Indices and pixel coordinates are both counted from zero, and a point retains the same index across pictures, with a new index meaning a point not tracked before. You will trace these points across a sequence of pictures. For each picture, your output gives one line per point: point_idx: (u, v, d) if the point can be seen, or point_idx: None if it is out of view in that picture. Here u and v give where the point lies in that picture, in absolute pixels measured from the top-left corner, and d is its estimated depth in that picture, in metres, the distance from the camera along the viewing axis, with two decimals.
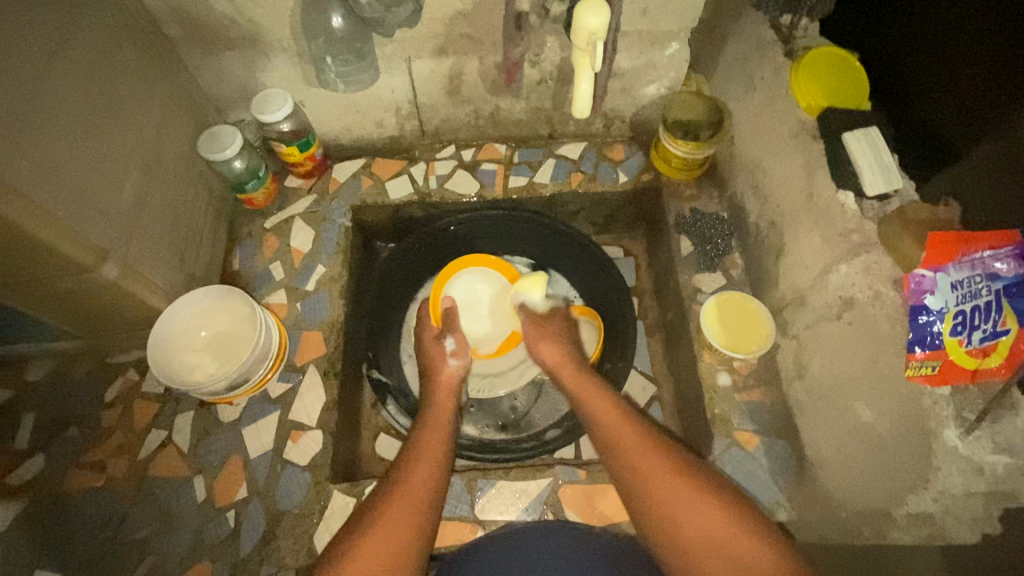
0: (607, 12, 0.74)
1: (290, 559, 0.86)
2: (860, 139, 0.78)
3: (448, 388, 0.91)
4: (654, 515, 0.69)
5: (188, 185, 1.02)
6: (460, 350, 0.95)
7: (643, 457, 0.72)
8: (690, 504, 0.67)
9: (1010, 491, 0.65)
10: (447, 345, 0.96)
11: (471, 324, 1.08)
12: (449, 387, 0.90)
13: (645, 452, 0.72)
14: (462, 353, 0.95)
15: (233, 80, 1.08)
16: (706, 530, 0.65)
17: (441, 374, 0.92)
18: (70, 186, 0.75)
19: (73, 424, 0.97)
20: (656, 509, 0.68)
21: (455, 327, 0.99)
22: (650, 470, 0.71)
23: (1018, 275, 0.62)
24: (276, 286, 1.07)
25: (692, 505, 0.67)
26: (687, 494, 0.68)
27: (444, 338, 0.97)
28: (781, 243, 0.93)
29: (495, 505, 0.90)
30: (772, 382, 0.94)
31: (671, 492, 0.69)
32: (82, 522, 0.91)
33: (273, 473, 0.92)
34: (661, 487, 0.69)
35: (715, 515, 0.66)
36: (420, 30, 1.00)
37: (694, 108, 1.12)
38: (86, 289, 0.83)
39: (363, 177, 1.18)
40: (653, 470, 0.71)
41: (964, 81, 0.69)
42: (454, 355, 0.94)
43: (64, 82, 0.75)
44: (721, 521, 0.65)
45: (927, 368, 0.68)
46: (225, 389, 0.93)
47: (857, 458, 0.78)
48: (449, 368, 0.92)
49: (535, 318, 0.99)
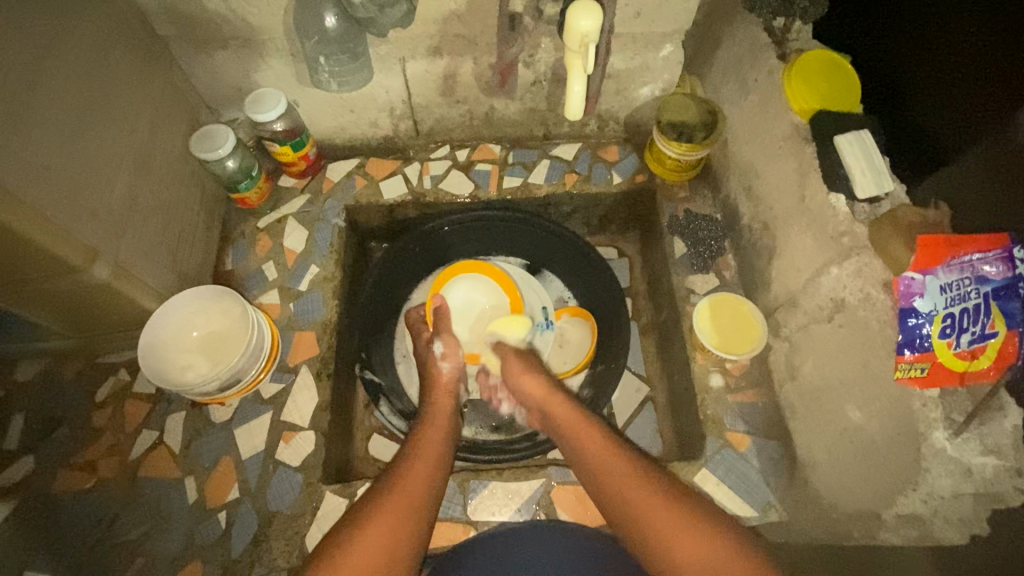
0: (600, 14, 0.75)
1: (282, 560, 0.86)
2: (851, 141, 0.78)
3: (446, 390, 0.92)
4: (645, 538, 0.69)
5: (181, 185, 1.01)
6: (450, 352, 0.95)
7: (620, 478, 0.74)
8: (681, 525, 0.68)
9: (996, 493, 0.67)
10: (437, 348, 0.97)
11: (458, 329, 1.09)
12: (447, 389, 0.92)
13: (632, 476, 0.73)
14: (453, 355, 0.95)
15: (226, 79, 1.07)
16: (697, 545, 0.66)
17: (437, 377, 0.93)
18: (59, 185, 0.74)
19: (64, 424, 0.96)
20: (646, 527, 0.69)
21: (444, 329, 0.99)
22: (630, 487, 0.72)
23: (1007, 278, 0.61)
24: (269, 287, 1.07)
25: (681, 522, 0.68)
26: (662, 512, 0.69)
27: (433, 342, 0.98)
28: (773, 245, 0.93)
29: (487, 506, 0.90)
30: (764, 384, 0.94)
31: (648, 509, 0.70)
32: (72, 523, 0.90)
33: (265, 474, 0.92)
34: (642, 506, 0.70)
35: (706, 535, 0.67)
36: (414, 30, 1.00)
37: (687, 111, 1.09)
38: (76, 289, 0.82)
39: (356, 176, 1.17)
40: (633, 487, 0.72)
41: (955, 86, 0.70)
42: (444, 357, 0.95)
43: (54, 79, 0.75)
44: (712, 540, 0.66)
45: (916, 370, 0.68)
46: (216, 390, 0.93)
47: (848, 460, 0.78)
48: (443, 372, 0.93)
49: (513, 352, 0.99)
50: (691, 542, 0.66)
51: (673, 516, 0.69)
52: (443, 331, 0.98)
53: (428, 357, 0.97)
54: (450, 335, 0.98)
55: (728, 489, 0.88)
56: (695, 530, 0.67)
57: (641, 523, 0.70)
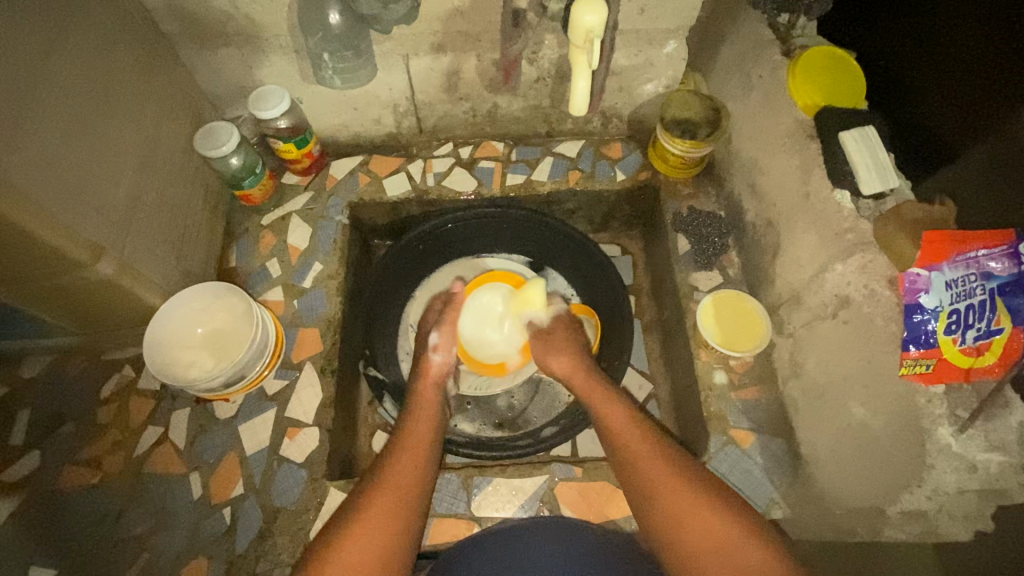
0: (603, 9, 0.74)
1: (286, 556, 0.86)
2: (855, 138, 0.78)
3: (435, 381, 0.92)
4: (660, 517, 0.70)
5: (185, 182, 1.02)
6: (444, 344, 0.97)
7: (642, 451, 0.75)
8: (686, 508, 0.68)
9: (1001, 489, 0.68)
10: (432, 338, 0.98)
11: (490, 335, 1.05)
12: (436, 380, 0.92)
13: (649, 455, 0.75)
14: (446, 349, 0.96)
15: (230, 76, 1.08)
16: (702, 526, 0.67)
17: (427, 368, 0.93)
18: (64, 181, 0.75)
19: (69, 420, 0.97)
20: (661, 504, 0.70)
21: (448, 319, 0.99)
22: (646, 460, 0.74)
23: (1012, 274, 0.62)
24: (273, 284, 1.07)
25: (687, 502, 0.69)
26: (673, 487, 0.71)
27: (430, 332, 0.99)
28: (777, 242, 0.93)
29: (491, 502, 0.90)
30: (768, 381, 0.94)
31: (661, 483, 0.71)
32: (77, 519, 0.90)
33: (269, 470, 0.92)
34: (659, 478, 0.72)
35: (708, 514, 0.67)
36: (418, 26, 1.00)
37: (690, 107, 1.09)
38: (82, 285, 0.83)
39: (360, 173, 1.18)
40: (650, 465, 0.73)
41: (958, 82, 0.70)
42: (437, 350, 0.96)
43: (59, 76, 0.75)
44: (714, 520, 0.67)
45: (921, 367, 0.68)
46: (221, 386, 0.93)
47: (852, 457, 0.78)
48: (434, 362, 0.94)
49: (540, 333, 0.99)
50: (696, 520, 0.67)
51: (681, 492, 0.70)
52: (443, 322, 0.98)
53: (422, 347, 0.98)
54: (449, 328, 0.98)
55: (731, 486, 0.88)
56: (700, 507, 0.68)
57: (657, 500, 0.71)
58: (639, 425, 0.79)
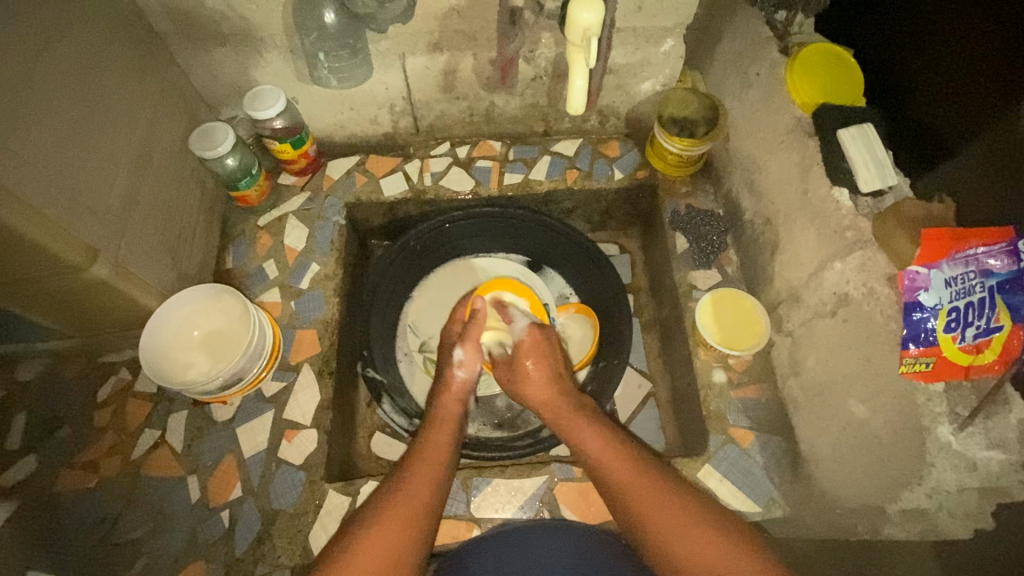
0: (600, 6, 0.74)
1: (284, 558, 0.86)
2: (854, 135, 0.77)
3: (457, 397, 0.92)
4: (659, 547, 0.69)
5: (181, 183, 1.01)
6: (468, 361, 0.94)
7: (636, 483, 0.73)
8: (690, 534, 0.68)
9: (1002, 487, 0.68)
10: (457, 354, 0.95)
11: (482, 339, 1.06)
12: (458, 396, 0.91)
13: (647, 484, 0.73)
14: (471, 363, 0.94)
15: (225, 76, 1.07)
16: (703, 554, 0.66)
17: (450, 383, 0.92)
18: (60, 183, 0.74)
19: (65, 424, 0.96)
20: (657, 532, 0.69)
21: (469, 333, 0.96)
22: (640, 489, 0.73)
23: (1012, 271, 0.62)
24: (270, 285, 1.07)
25: (690, 531, 0.68)
26: (669, 512, 0.70)
27: (453, 347, 0.96)
28: (775, 240, 0.93)
29: (491, 503, 0.89)
30: (767, 379, 0.94)
31: (659, 513, 0.70)
32: (75, 523, 0.90)
33: (267, 472, 0.92)
34: (656, 510, 0.70)
35: (711, 542, 0.67)
36: (414, 25, 0.99)
37: (687, 106, 1.08)
38: (77, 288, 0.82)
39: (357, 173, 1.17)
40: (648, 493, 0.72)
41: (956, 84, 0.70)
42: (461, 365, 0.94)
43: (51, 78, 0.74)
44: (718, 549, 0.66)
45: (920, 365, 0.68)
46: (218, 388, 0.92)
47: (850, 455, 0.78)
48: (457, 378, 0.93)
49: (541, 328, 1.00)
50: (696, 548, 0.67)
51: (684, 519, 0.69)
52: (465, 337, 0.96)
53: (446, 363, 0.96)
54: (473, 344, 0.96)
55: (731, 485, 0.88)
56: (701, 536, 0.68)
57: (652, 529, 0.70)
58: (635, 455, 0.77)
